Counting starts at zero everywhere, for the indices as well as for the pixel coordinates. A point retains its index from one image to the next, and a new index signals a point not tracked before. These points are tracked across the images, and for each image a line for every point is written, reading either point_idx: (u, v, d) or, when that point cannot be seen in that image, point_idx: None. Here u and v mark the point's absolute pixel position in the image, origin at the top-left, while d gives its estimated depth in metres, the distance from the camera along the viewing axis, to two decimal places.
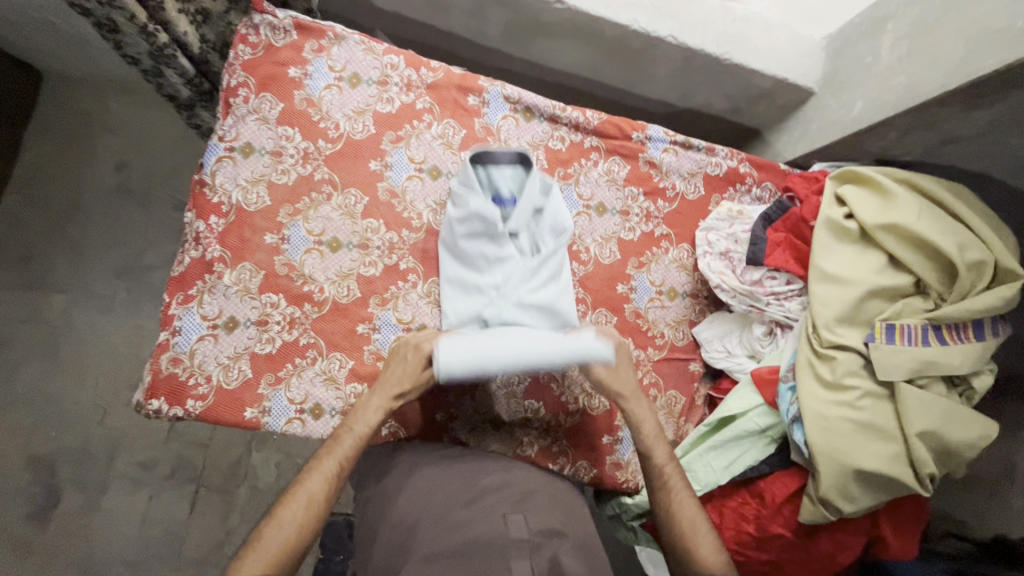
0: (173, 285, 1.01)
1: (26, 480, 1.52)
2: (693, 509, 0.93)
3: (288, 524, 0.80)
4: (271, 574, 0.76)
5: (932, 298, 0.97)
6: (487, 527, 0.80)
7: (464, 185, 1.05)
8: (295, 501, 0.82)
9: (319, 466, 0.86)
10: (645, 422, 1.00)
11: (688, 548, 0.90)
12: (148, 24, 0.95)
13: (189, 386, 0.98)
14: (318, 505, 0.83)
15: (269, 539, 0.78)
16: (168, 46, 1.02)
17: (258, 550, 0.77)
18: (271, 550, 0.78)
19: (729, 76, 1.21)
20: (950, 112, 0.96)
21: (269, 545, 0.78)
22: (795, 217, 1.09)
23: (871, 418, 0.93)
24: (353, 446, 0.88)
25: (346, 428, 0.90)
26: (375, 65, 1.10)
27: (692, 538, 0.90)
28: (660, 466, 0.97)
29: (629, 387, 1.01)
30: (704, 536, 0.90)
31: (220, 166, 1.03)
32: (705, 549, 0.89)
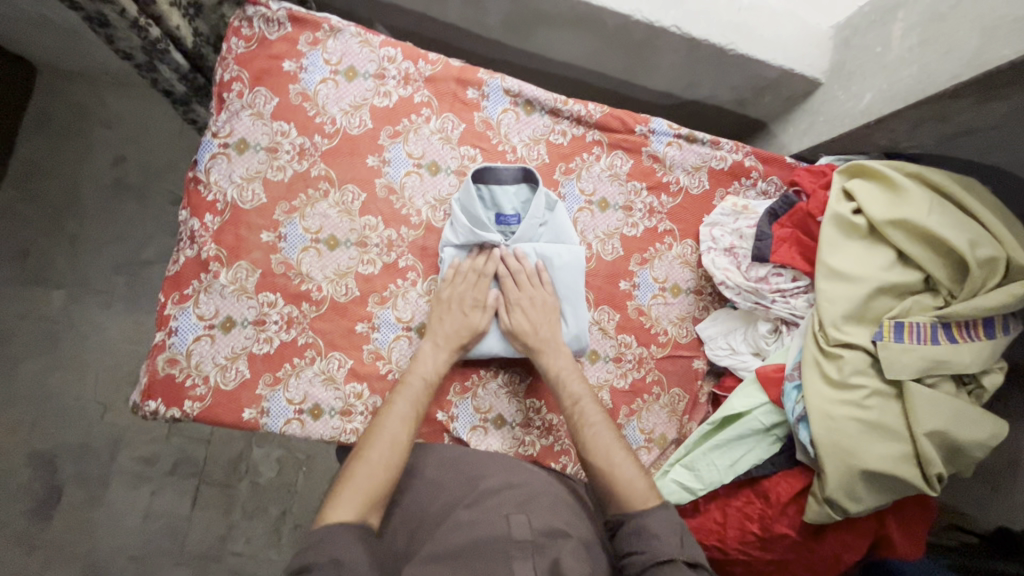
0: (169, 285, 1.00)
1: (28, 476, 1.52)
2: (609, 442, 0.93)
3: (377, 463, 0.85)
4: (362, 517, 0.79)
5: (942, 295, 0.95)
6: (490, 527, 0.79)
7: (466, 206, 1.04)
8: (380, 441, 0.87)
9: (394, 406, 0.92)
10: (557, 359, 1.01)
11: (611, 486, 0.89)
12: (138, 18, 0.92)
13: (187, 387, 0.96)
14: (403, 445, 0.88)
15: (360, 475, 0.83)
16: (161, 40, 0.99)
17: (350, 488, 0.81)
18: (361, 488, 0.82)
19: (734, 67, 1.18)
20: (962, 104, 0.94)
21: (355, 487, 0.81)
22: (802, 213, 1.07)
23: (879, 417, 0.92)
24: (424, 388, 0.96)
25: (414, 373, 0.97)
26: (371, 58, 1.07)
27: (611, 472, 0.90)
28: (575, 400, 0.98)
29: (551, 339, 1.03)
30: (624, 465, 0.91)
31: (214, 163, 1.01)
32: (625, 483, 0.89)
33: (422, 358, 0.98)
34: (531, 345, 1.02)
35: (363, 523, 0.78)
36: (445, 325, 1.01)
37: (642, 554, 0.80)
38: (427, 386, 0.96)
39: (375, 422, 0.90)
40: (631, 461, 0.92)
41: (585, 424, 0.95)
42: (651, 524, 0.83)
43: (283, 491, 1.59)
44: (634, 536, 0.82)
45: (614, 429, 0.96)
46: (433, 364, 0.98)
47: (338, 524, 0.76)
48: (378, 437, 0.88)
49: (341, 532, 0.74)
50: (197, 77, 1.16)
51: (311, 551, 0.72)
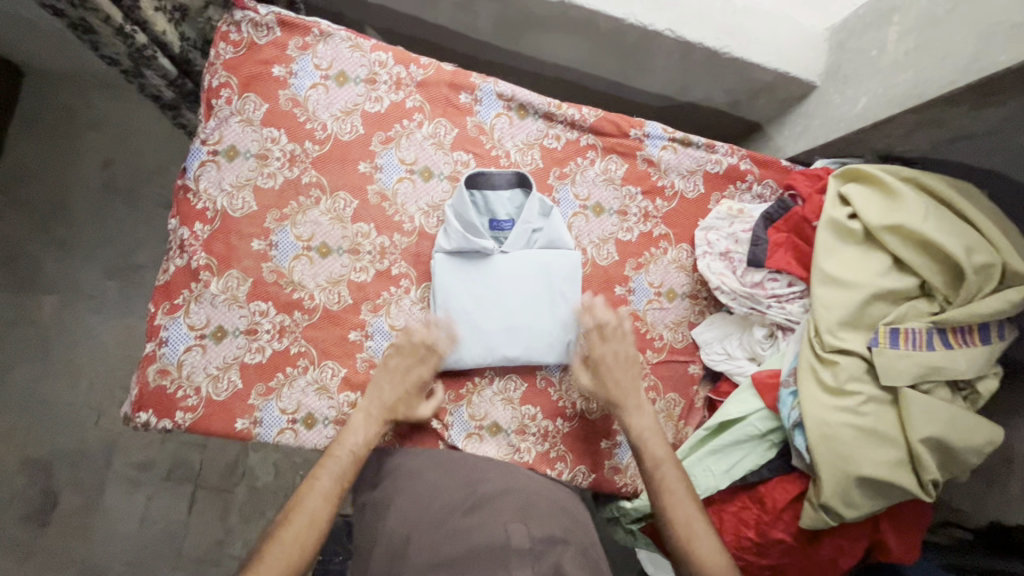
0: (159, 294, 0.98)
1: (22, 483, 1.51)
2: (685, 503, 0.92)
3: (293, 541, 0.82)
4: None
5: (938, 301, 0.94)
6: (489, 534, 0.78)
7: (458, 211, 1.03)
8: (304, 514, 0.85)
9: (320, 478, 0.88)
10: (637, 418, 1.00)
11: (687, 550, 0.89)
12: (122, 24, 0.91)
13: (178, 398, 0.96)
14: (322, 522, 0.85)
15: (275, 556, 0.80)
16: (147, 47, 0.97)
17: (265, 568, 0.79)
18: (277, 570, 0.79)
19: (729, 70, 1.17)
20: (957, 109, 0.93)
21: (269, 567, 0.79)
22: (798, 216, 1.06)
23: (874, 424, 0.92)
24: (350, 462, 0.91)
25: (343, 443, 0.93)
26: (362, 63, 1.06)
27: (686, 539, 0.90)
28: (655, 464, 0.96)
29: (629, 396, 1.02)
30: (703, 535, 0.90)
31: (203, 170, 1.00)
32: (703, 551, 0.89)
33: (351, 429, 0.94)
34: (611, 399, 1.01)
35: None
36: (387, 391, 0.97)
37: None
38: (354, 459, 0.92)
39: (296, 497, 0.87)
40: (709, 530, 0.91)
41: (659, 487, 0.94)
42: None
43: (280, 495, 1.58)
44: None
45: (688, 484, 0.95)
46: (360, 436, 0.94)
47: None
48: (297, 515, 0.85)
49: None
50: (186, 83, 1.14)
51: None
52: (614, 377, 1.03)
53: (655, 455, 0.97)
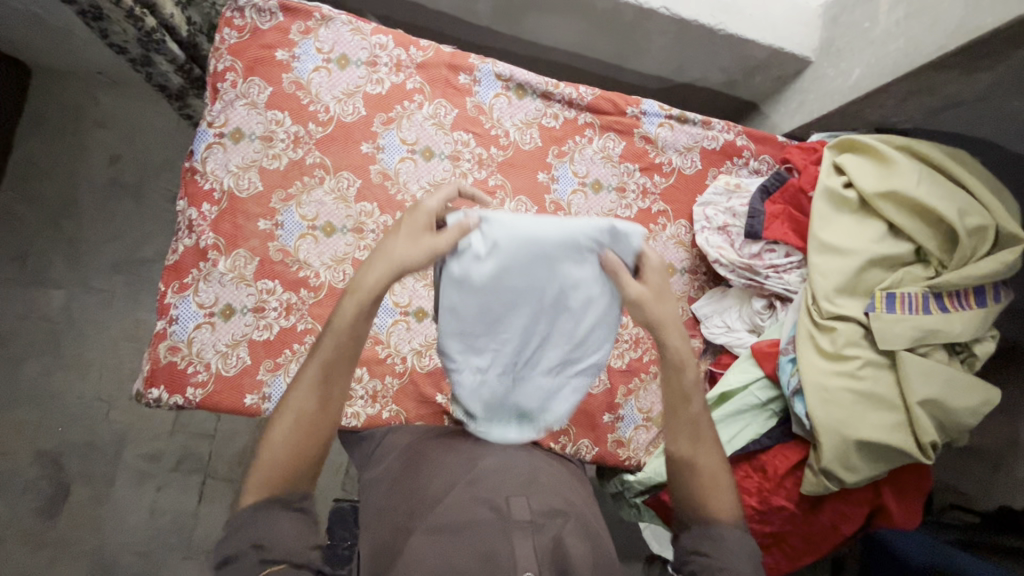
0: (168, 274, 1.00)
1: (35, 475, 1.53)
2: (716, 461, 0.86)
3: (289, 441, 0.77)
4: (292, 488, 0.77)
5: (933, 266, 0.96)
6: (490, 508, 0.81)
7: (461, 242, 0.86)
8: (289, 417, 0.78)
9: (305, 374, 0.79)
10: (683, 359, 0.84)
11: (702, 498, 0.85)
12: (133, 7, 0.93)
13: (189, 374, 0.98)
14: (312, 416, 0.79)
15: (269, 456, 0.77)
16: (157, 30, 1.00)
17: (261, 469, 0.76)
18: (275, 472, 0.76)
19: (724, 48, 1.18)
20: (949, 75, 0.94)
21: (261, 467, 0.77)
22: (793, 188, 1.08)
23: (872, 387, 0.93)
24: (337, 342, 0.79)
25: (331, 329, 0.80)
26: (363, 45, 1.08)
27: (708, 490, 0.85)
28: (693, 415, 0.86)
29: (660, 319, 0.82)
30: (721, 485, 0.86)
31: (211, 152, 1.02)
32: (721, 504, 0.84)
33: (343, 311, 0.79)
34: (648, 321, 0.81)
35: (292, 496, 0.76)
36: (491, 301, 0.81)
37: (700, 557, 0.80)
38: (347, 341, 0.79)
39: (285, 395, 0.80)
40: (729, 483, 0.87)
41: (688, 439, 0.86)
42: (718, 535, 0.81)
43: None
44: (707, 543, 0.80)
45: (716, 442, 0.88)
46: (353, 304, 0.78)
47: (259, 504, 0.74)
48: (287, 411, 0.79)
49: (272, 511, 0.74)
50: (193, 68, 1.17)
51: (236, 533, 0.72)
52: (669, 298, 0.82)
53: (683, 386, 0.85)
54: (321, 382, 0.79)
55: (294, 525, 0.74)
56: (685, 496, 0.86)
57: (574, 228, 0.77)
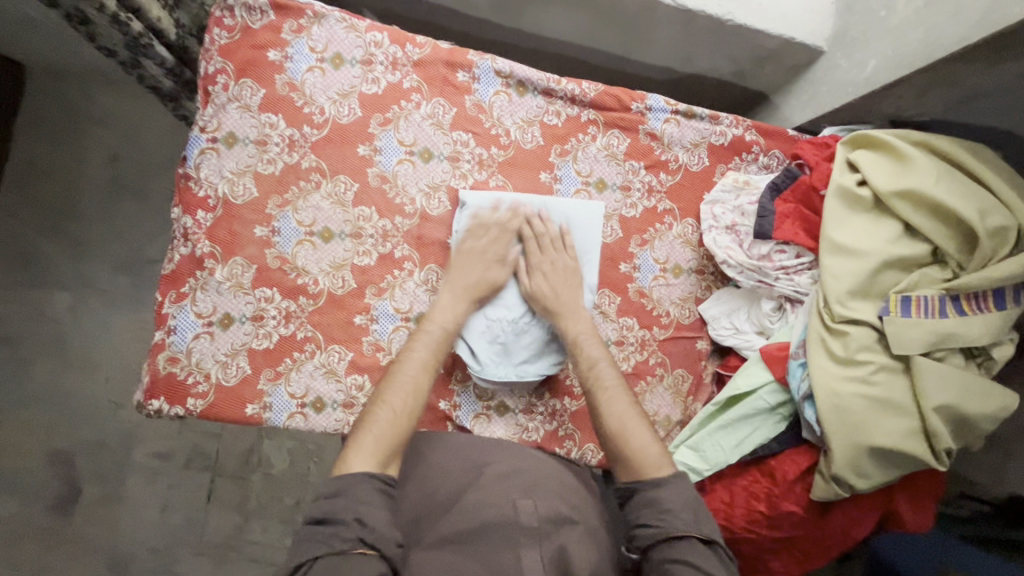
0: (165, 283, 0.99)
1: (47, 475, 1.55)
2: (625, 406, 0.93)
3: (400, 411, 0.88)
4: (383, 467, 0.82)
5: (951, 267, 0.92)
6: (497, 513, 0.80)
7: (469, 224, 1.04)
8: (401, 389, 0.90)
9: (413, 351, 0.95)
10: (576, 327, 1.02)
11: (624, 450, 0.89)
12: (118, 13, 0.90)
13: (188, 385, 0.97)
14: (423, 390, 0.92)
15: (379, 423, 0.86)
16: (144, 35, 0.97)
17: (373, 436, 0.84)
18: (380, 443, 0.84)
19: (732, 38, 1.14)
20: (970, 68, 0.90)
21: (378, 433, 0.85)
22: (805, 186, 1.04)
23: (886, 393, 0.91)
24: (442, 333, 0.98)
25: (434, 320, 0.98)
26: (358, 44, 1.04)
27: (625, 437, 0.90)
28: (592, 364, 0.98)
29: (567, 301, 1.03)
30: (639, 434, 0.91)
31: (204, 158, 1.00)
32: (639, 450, 0.89)
33: (440, 306, 1.00)
34: (549, 307, 1.03)
35: (384, 474, 0.81)
36: (466, 275, 1.02)
37: (649, 529, 0.81)
38: (446, 334, 0.98)
39: (395, 367, 0.93)
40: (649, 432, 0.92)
41: (609, 395, 0.94)
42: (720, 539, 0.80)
43: (297, 480, 1.60)
44: (647, 510, 0.83)
45: (631, 398, 0.96)
46: (449, 304, 1.00)
47: (361, 474, 0.79)
48: (396, 381, 0.91)
49: (363, 484, 0.78)
50: (184, 71, 1.14)
51: (335, 501, 0.76)
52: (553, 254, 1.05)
53: (594, 356, 1.00)
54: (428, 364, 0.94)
55: (379, 505, 0.77)
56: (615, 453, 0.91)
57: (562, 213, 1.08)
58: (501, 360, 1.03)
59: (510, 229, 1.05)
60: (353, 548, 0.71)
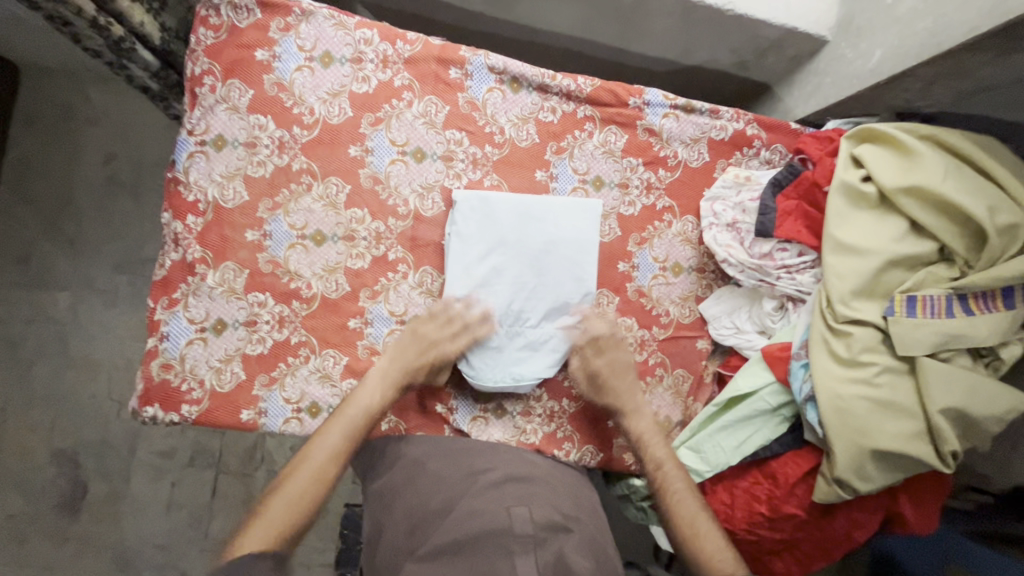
0: (157, 289, 0.98)
1: (52, 474, 1.55)
2: (694, 508, 0.91)
3: (304, 487, 0.81)
4: (278, 543, 0.76)
5: (958, 266, 0.90)
6: (489, 521, 0.78)
7: (464, 221, 1.01)
8: (314, 464, 0.83)
9: (330, 429, 0.87)
10: (638, 421, 1.01)
11: (692, 552, 0.87)
12: (96, 17, 0.90)
13: (183, 391, 0.96)
14: (329, 475, 0.84)
15: (276, 504, 0.79)
16: (126, 39, 0.97)
17: (267, 516, 0.77)
18: (278, 517, 0.78)
19: (733, 29, 1.10)
20: (981, 57, 0.86)
21: (283, 502, 0.79)
22: (807, 182, 1.01)
23: (890, 395, 0.88)
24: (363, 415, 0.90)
25: (362, 396, 0.91)
26: (347, 41, 1.02)
27: (692, 538, 0.88)
28: (657, 463, 0.97)
29: (626, 385, 1.03)
30: (710, 532, 0.88)
31: (193, 161, 0.98)
32: (709, 553, 0.86)
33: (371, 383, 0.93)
34: (614, 395, 1.02)
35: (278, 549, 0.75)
36: (404, 358, 0.96)
37: None
38: (369, 418, 0.90)
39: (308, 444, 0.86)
40: (717, 529, 0.90)
41: (676, 500, 0.92)
42: None
43: None
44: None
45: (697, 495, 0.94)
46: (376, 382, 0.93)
47: (254, 546, 0.73)
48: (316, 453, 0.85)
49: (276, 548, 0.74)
50: (170, 74, 1.12)
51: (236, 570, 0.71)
52: (614, 354, 1.03)
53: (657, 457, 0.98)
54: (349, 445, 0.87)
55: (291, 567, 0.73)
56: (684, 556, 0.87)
57: (561, 213, 1.04)
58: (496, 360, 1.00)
59: (455, 317, 0.99)
60: None
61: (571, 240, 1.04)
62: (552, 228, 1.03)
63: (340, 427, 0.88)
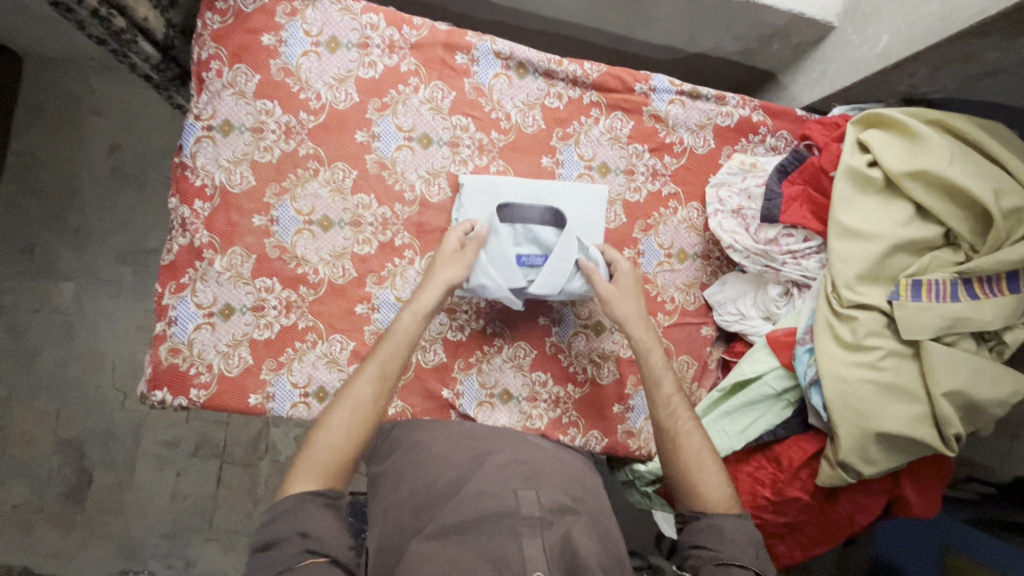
0: (165, 274, 0.98)
1: (58, 463, 1.56)
2: (699, 441, 0.90)
3: (336, 431, 0.82)
4: (328, 485, 0.79)
5: (963, 250, 0.90)
6: (497, 503, 0.79)
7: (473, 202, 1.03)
8: (342, 409, 0.84)
9: (362, 372, 0.87)
10: (653, 352, 0.97)
11: (693, 488, 0.87)
12: (98, 7, 0.89)
13: (191, 375, 0.97)
14: (365, 407, 0.85)
15: (317, 448, 0.81)
16: (127, 31, 0.94)
17: (309, 462, 0.79)
18: (319, 463, 0.80)
19: (739, 16, 1.10)
20: (988, 42, 0.86)
21: (312, 456, 0.80)
22: (813, 167, 1.02)
23: (894, 379, 0.89)
24: (394, 347, 0.90)
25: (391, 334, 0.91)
26: (353, 26, 1.02)
27: (696, 475, 0.87)
28: (669, 396, 0.94)
29: (637, 315, 0.99)
30: (709, 468, 0.88)
31: (200, 147, 0.98)
32: (710, 489, 0.86)
33: (400, 330, 0.91)
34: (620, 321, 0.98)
35: (329, 491, 0.78)
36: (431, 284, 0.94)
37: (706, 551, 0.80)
38: (403, 347, 0.90)
39: (343, 391, 0.86)
40: (716, 467, 0.89)
41: (674, 422, 0.91)
42: (741, 539, 0.81)
43: None
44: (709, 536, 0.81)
45: (699, 428, 0.92)
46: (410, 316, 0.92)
47: (303, 495, 0.76)
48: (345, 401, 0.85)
49: (308, 504, 0.75)
50: (172, 67, 1.10)
51: (277, 523, 0.74)
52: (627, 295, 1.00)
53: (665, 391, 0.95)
54: (378, 378, 0.87)
55: (326, 519, 0.75)
56: (680, 486, 0.88)
57: (571, 192, 1.05)
58: (499, 264, 0.99)
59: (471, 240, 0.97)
60: (301, 560, 0.70)
61: (582, 219, 1.05)
62: (559, 211, 1.04)
63: (370, 371, 0.87)
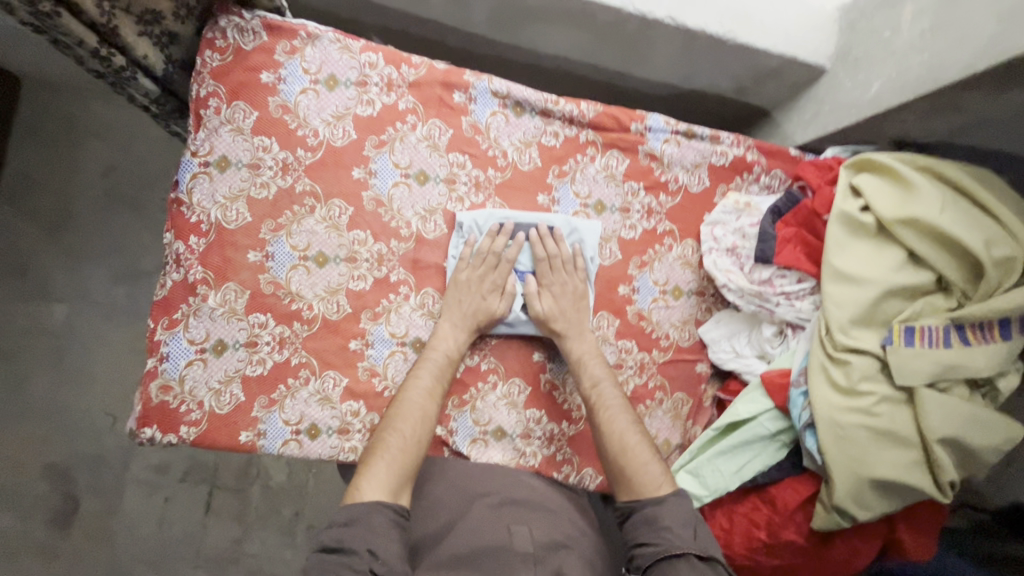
0: (157, 310, 0.97)
1: (44, 489, 1.53)
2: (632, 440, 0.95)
3: (408, 439, 0.91)
4: (394, 497, 0.85)
5: (956, 296, 0.91)
6: (495, 537, 0.87)
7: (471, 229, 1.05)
8: (410, 415, 0.93)
9: (412, 386, 0.96)
10: (588, 360, 1.02)
11: (632, 479, 0.92)
12: (98, 48, 0.90)
13: (181, 412, 0.95)
14: (430, 418, 0.95)
15: (381, 460, 0.88)
16: (127, 69, 0.95)
17: (374, 475, 0.86)
18: (388, 475, 0.87)
19: (733, 57, 1.12)
20: (977, 94, 0.88)
21: (388, 461, 0.88)
22: (806, 211, 1.03)
23: (889, 424, 0.89)
24: (444, 362, 0.99)
25: (434, 348, 1.00)
26: (352, 65, 1.03)
27: (638, 466, 0.92)
28: (595, 390, 0.99)
29: (570, 326, 1.03)
30: (651, 463, 0.93)
31: (196, 183, 0.98)
32: (649, 479, 0.91)
33: (439, 348, 1.00)
34: (556, 330, 1.02)
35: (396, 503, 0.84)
36: (462, 305, 1.02)
37: (649, 547, 0.84)
38: (448, 362, 0.99)
39: (399, 400, 0.95)
40: (658, 461, 0.94)
41: (610, 422, 0.96)
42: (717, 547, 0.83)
43: (295, 495, 1.59)
44: (644, 528, 0.86)
45: (633, 421, 0.98)
46: (450, 338, 1.01)
47: (371, 504, 0.82)
48: (402, 409, 0.94)
49: (377, 513, 0.81)
50: (170, 100, 1.11)
51: (349, 530, 0.79)
52: (570, 314, 1.04)
53: (609, 408, 0.98)
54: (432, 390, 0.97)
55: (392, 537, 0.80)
56: (620, 481, 0.93)
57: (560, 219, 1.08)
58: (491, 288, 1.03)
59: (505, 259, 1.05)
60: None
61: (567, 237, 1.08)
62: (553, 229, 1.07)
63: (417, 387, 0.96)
